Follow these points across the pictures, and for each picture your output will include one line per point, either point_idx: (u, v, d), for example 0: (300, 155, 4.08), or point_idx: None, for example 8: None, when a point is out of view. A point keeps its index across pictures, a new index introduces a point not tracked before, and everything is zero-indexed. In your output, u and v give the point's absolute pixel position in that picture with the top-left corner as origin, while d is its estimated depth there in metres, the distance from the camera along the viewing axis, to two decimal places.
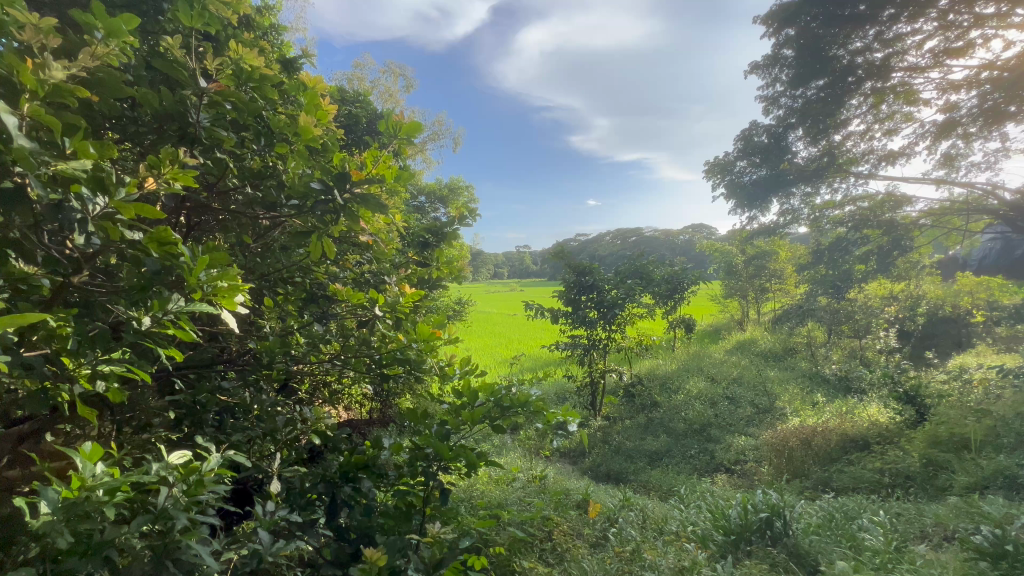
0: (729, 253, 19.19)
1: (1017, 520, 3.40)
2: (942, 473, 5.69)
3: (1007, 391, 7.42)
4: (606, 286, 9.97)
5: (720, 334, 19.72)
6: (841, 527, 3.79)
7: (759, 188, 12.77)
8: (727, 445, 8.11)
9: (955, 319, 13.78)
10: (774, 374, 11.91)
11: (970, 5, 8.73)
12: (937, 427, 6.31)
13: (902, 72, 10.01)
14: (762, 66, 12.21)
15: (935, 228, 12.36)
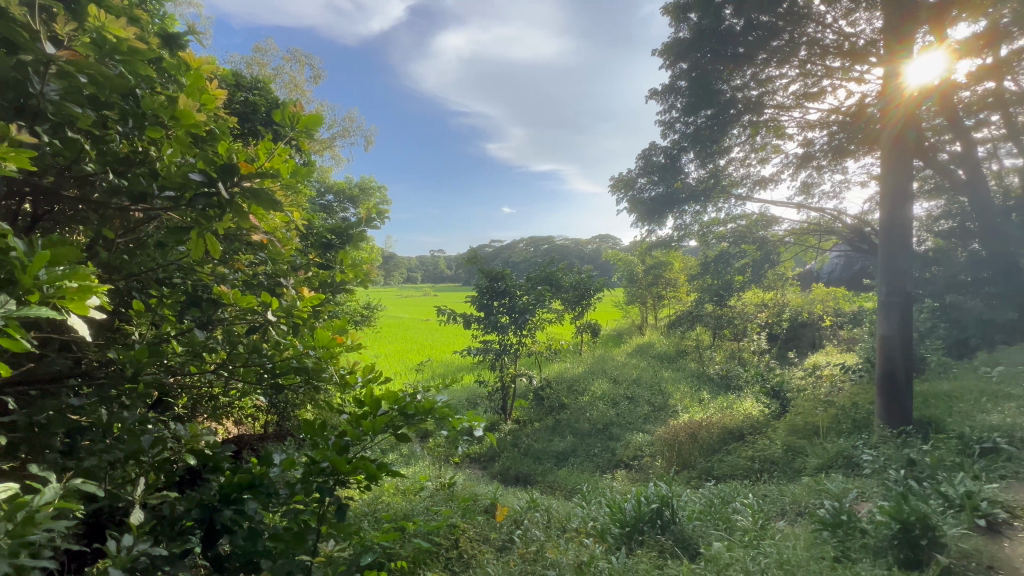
0: (630, 262, 20.62)
1: (851, 494, 4.00)
2: (800, 456, 6.58)
3: (846, 385, 8.84)
4: (517, 292, 10.20)
5: (622, 339, 21.06)
6: (719, 511, 4.21)
7: (657, 204, 13.82)
8: (627, 443, 8.68)
9: (810, 324, 16.10)
10: (668, 375, 12.99)
11: (822, 58, 10.50)
12: (795, 417, 7.31)
13: (773, 109, 11.60)
14: (660, 93, 13.27)
15: (797, 246, 14.30)
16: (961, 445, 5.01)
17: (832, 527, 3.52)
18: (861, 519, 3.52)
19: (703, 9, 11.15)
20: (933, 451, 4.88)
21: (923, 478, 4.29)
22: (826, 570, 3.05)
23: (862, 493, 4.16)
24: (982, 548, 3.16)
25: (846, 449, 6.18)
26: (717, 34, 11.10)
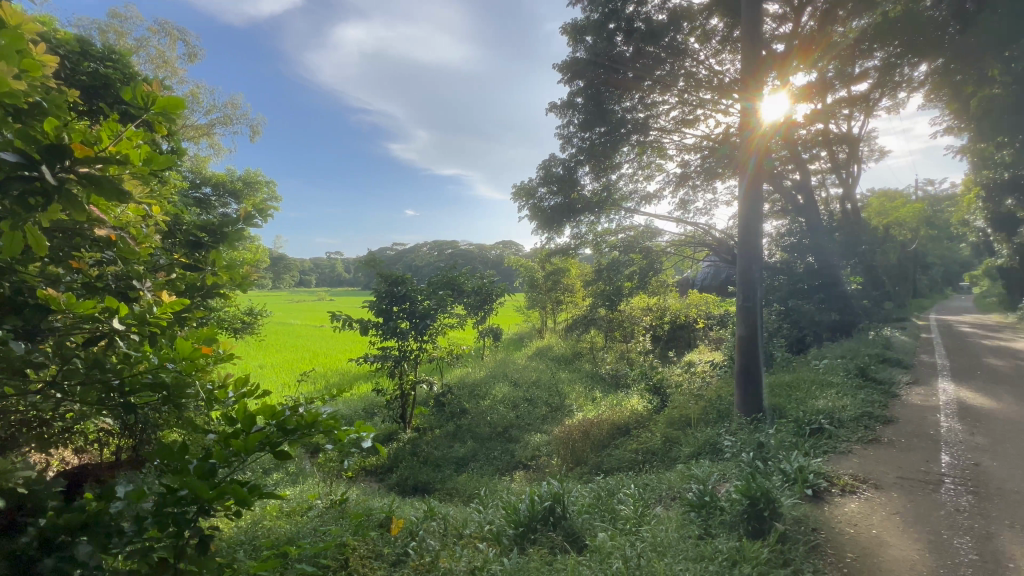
0: (531, 269, 21.33)
1: (713, 478, 4.49)
2: (675, 445, 7.25)
3: (714, 380, 10.03)
4: (418, 296, 9.94)
5: (523, 343, 21.66)
6: (605, 503, 4.50)
7: (555, 213, 14.38)
8: (526, 444, 8.93)
9: (687, 326, 17.99)
10: (565, 376, 13.63)
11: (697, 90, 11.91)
12: (673, 411, 8.11)
13: (657, 131, 13.08)
14: (560, 107, 13.82)
15: (676, 256, 15.91)
16: (798, 427, 5.94)
17: (697, 507, 3.92)
18: (720, 498, 3.95)
19: (598, 34, 11.99)
20: (776, 434, 5.71)
21: (770, 457, 5.00)
22: (693, 547, 3.41)
23: (721, 475, 4.70)
24: (810, 514, 3.75)
25: (712, 437, 6.93)
26: (611, 59, 12.01)
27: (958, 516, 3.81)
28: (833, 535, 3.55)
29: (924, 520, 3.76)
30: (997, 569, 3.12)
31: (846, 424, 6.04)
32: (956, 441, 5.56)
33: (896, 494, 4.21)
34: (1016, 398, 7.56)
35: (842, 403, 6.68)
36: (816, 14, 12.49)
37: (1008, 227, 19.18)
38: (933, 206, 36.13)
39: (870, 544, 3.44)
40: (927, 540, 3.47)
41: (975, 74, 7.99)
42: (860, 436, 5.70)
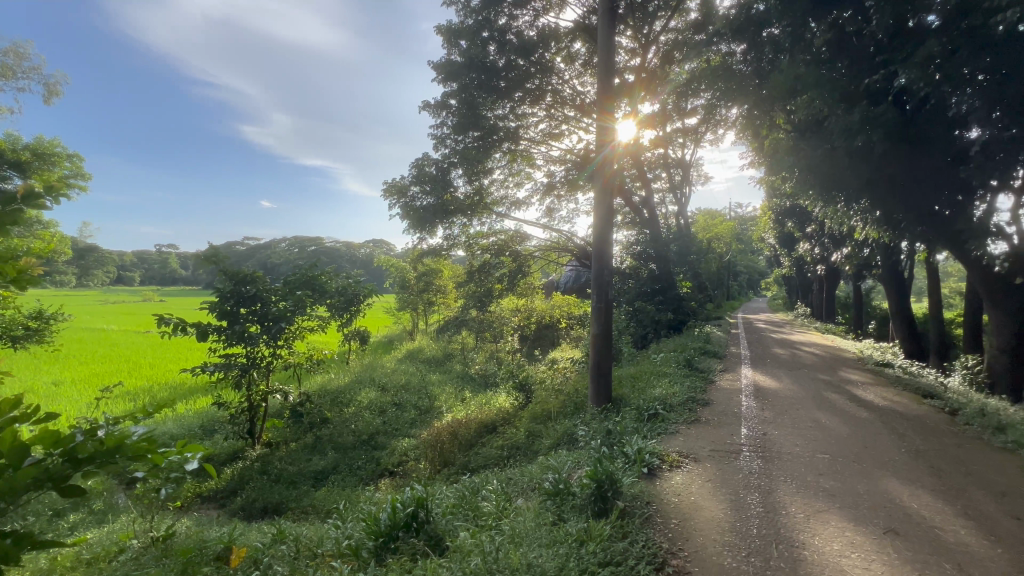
0: (402, 269, 20.74)
1: (567, 466, 4.83)
2: (537, 439, 7.62)
3: (573, 375, 10.89)
4: (271, 297, 8.94)
5: (393, 345, 20.91)
6: (469, 502, 4.55)
7: (427, 213, 14.01)
8: (392, 450, 8.67)
9: (551, 326, 19.16)
10: (435, 377, 13.54)
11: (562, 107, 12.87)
12: (537, 407, 8.56)
13: (526, 141, 14.30)
14: (433, 106, 13.76)
15: (543, 259, 17.41)
16: (639, 413, 6.74)
17: (552, 495, 4.17)
18: (571, 483, 4.26)
19: (471, 39, 12.32)
20: (621, 421, 6.40)
21: (614, 442, 5.58)
22: (547, 533, 3.62)
23: (574, 463, 5.09)
24: (644, 489, 4.29)
25: (569, 429, 7.32)
26: (485, 65, 12.46)
27: (750, 477, 4.69)
28: (661, 505, 4.09)
29: (727, 484, 4.54)
30: (772, 515, 3.92)
31: (675, 408, 7.05)
32: (751, 416, 6.85)
33: (707, 464, 5.03)
34: (791, 379, 9.61)
35: (674, 391, 7.78)
36: (658, 53, 14.38)
37: (788, 245, 24.38)
38: (741, 225, 44.03)
39: (689, 508, 4.05)
40: (728, 499, 4.20)
41: (767, 121, 9.99)
42: (685, 418, 6.68)
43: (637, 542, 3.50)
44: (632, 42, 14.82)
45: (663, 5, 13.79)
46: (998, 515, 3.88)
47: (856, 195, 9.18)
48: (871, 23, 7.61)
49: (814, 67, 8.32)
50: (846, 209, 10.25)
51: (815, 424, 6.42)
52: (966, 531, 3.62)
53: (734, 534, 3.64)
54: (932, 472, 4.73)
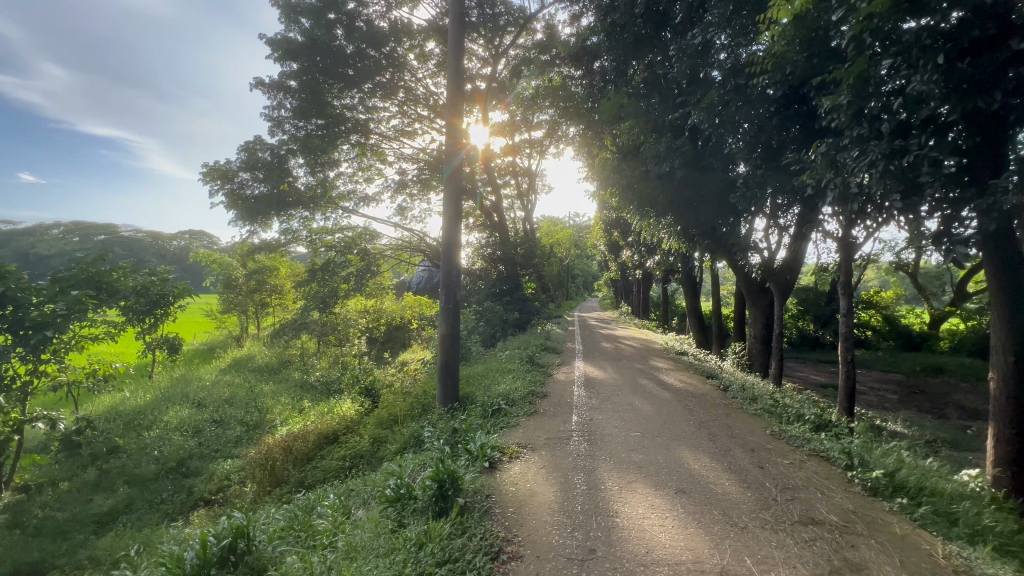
0: (227, 265, 18.05)
1: (409, 470, 4.72)
2: (383, 444, 7.28)
3: (423, 376, 10.78)
4: (32, 299, 6.94)
5: (213, 355, 18.04)
6: (302, 522, 4.16)
7: (260, 204, 12.34)
8: (209, 476, 7.49)
9: (402, 327, 18.68)
10: (268, 389, 12.11)
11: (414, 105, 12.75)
12: (384, 411, 8.21)
13: (377, 136, 13.97)
14: (267, 85, 12.41)
15: (394, 258, 17.19)
16: (484, 410, 7.00)
17: (393, 502, 4.05)
18: (413, 487, 4.21)
19: (316, 19, 11.63)
20: (467, 419, 6.54)
21: (458, 441, 5.68)
22: (385, 542, 3.51)
23: (418, 464, 5.00)
24: (483, 483, 4.46)
25: (417, 431, 7.12)
26: (329, 49, 11.84)
27: (578, 459, 5.22)
28: (499, 496, 4.30)
29: (558, 468, 4.98)
30: (594, 491, 4.42)
31: (517, 402, 7.49)
32: (581, 404, 7.65)
33: (543, 452, 5.45)
34: (614, 369, 10.99)
35: (517, 386, 8.28)
36: (508, 66, 15.11)
37: (615, 252, 27.91)
38: (578, 233, 48.90)
39: (524, 495, 4.34)
40: (558, 482, 4.62)
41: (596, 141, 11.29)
42: (526, 411, 7.14)
43: (475, 536, 3.60)
44: (483, 51, 15.30)
45: (512, 21, 14.60)
46: (750, 466, 5.01)
47: (663, 211, 10.95)
48: (674, 69, 9.18)
49: (633, 100, 9.69)
50: (655, 223, 12.16)
51: (630, 407, 7.46)
52: (729, 482, 4.58)
53: (562, 513, 4.01)
54: (710, 438, 5.89)
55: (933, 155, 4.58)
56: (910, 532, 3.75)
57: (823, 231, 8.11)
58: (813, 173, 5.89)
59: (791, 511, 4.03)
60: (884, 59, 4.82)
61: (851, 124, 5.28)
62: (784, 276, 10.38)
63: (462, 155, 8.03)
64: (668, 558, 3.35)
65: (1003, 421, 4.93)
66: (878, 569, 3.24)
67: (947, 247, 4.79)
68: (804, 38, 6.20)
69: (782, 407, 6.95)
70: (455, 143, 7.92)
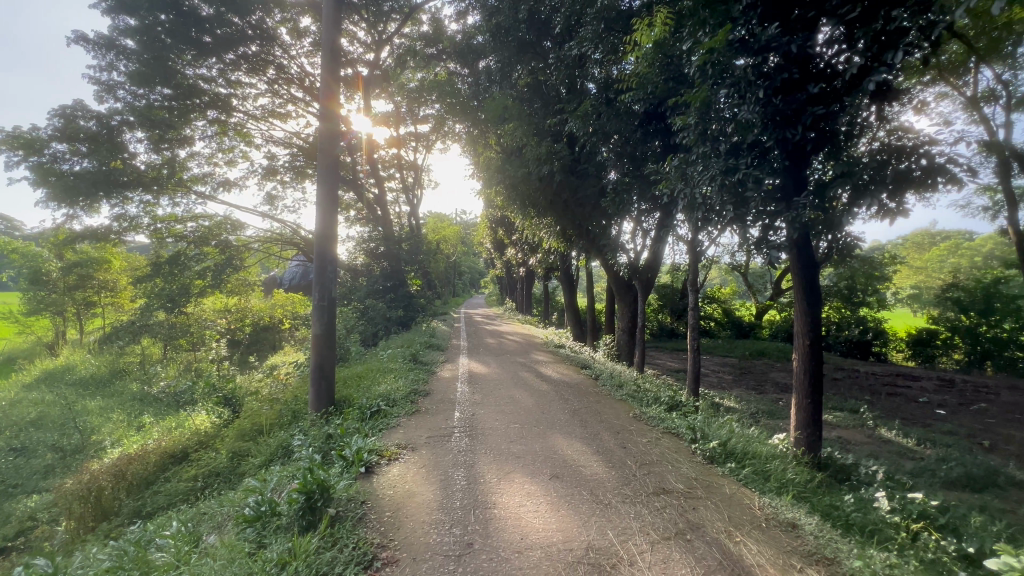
0: (34, 257, 14.80)
1: (271, 484, 4.26)
2: (244, 459, 6.48)
3: (293, 381, 9.90)
4: None
5: (14, 367, 14.59)
6: (135, 557, 3.53)
7: (82, 181, 10.20)
8: (5, 518, 6.04)
9: (271, 328, 16.88)
10: (94, 405, 10.16)
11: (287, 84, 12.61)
12: (246, 421, 7.36)
13: (240, 113, 12.64)
14: (92, 41, 10.37)
15: (262, 252, 15.47)
16: (362, 413, 6.66)
17: (252, 522, 3.66)
18: (277, 501, 3.85)
19: None
20: (342, 423, 6.16)
21: (332, 447, 5.34)
22: (240, 567, 3.13)
23: (283, 475, 4.56)
24: (358, 489, 4.25)
25: (285, 440, 6.44)
26: (179, 9, 10.33)
27: (458, 455, 5.24)
28: (376, 501, 4.14)
29: (439, 466, 4.96)
30: (472, 486, 4.48)
31: (398, 402, 7.27)
32: (463, 400, 7.70)
33: (423, 451, 5.37)
34: (497, 364, 11.26)
35: (398, 386, 8.03)
36: (392, 54, 14.55)
37: (501, 250, 28.60)
38: (465, 230, 49.15)
39: (402, 497, 4.24)
40: (438, 480, 4.59)
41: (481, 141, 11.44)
42: (407, 410, 6.98)
43: (347, 546, 3.42)
44: (366, 36, 14.55)
45: (396, 8, 14.00)
46: (614, 447, 5.52)
47: (543, 212, 11.50)
48: (552, 76, 9.70)
49: (516, 103, 10.01)
50: (537, 222, 12.73)
51: (510, 400, 7.72)
52: (596, 464, 4.99)
53: (440, 511, 4.00)
54: (581, 424, 6.34)
55: (754, 173, 5.49)
56: (736, 490, 4.45)
57: (676, 235, 9.20)
58: (668, 183, 6.65)
59: (647, 483, 4.53)
60: (721, 88, 5.65)
61: (697, 142, 6.09)
62: (646, 274, 11.57)
63: (338, 141, 7.52)
64: (539, 542, 3.53)
65: (800, 392, 6.11)
66: (712, 525, 3.79)
67: (764, 251, 5.79)
68: (661, 63, 6.98)
69: (643, 392, 7.77)
70: (332, 134, 7.41)
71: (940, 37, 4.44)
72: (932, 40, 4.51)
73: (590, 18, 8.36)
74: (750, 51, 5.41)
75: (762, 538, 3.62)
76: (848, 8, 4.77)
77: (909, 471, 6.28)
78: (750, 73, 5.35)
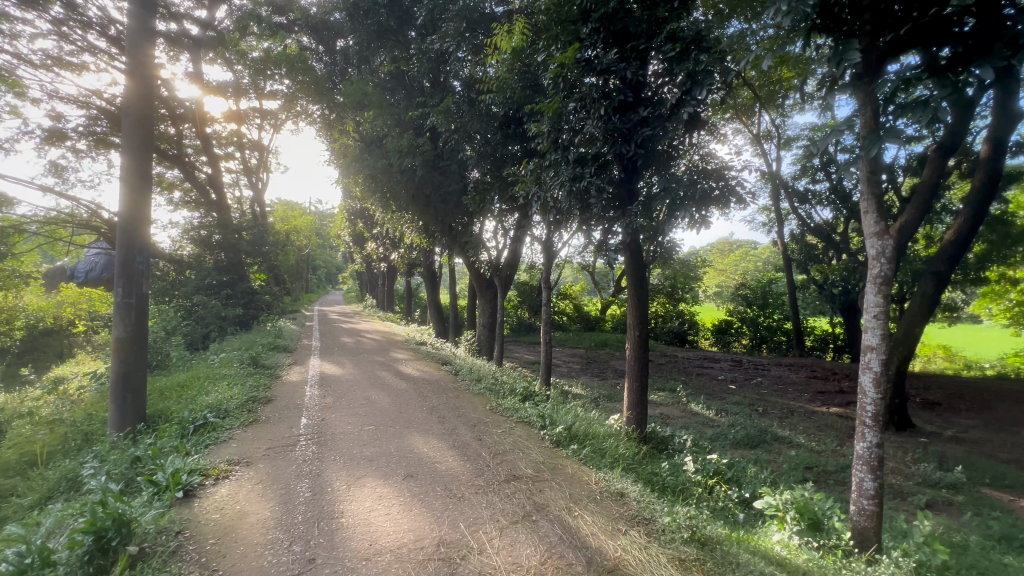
0: None
1: (45, 528, 3.37)
2: (5, 501, 5.02)
3: (85, 396, 8.02)
4: None
5: None
6: None
7: None
8: None
9: (55, 331, 13.51)
10: None
11: (86, 30, 10.46)
12: (9, 452, 5.73)
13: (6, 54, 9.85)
14: None
15: (41, 236, 12.19)
16: (183, 428, 5.69)
17: None
18: (51, 548, 3.05)
19: None
20: (155, 443, 5.19)
21: (138, 473, 4.46)
22: None
23: (65, 514, 3.64)
24: (173, 519, 3.63)
25: (74, 468, 5.19)
26: None
27: (302, 465, 4.82)
28: (197, 529, 3.58)
29: (280, 479, 4.50)
30: (319, 496, 4.16)
31: (231, 413, 6.39)
32: (312, 405, 7.11)
33: (260, 465, 4.82)
34: (353, 364, 10.61)
35: (232, 394, 7.05)
36: (230, 15, 12.76)
37: (361, 245, 27.12)
38: (320, 221, 45.40)
39: (231, 520, 3.74)
40: (277, 495, 4.17)
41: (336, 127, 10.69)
42: (242, 421, 6.16)
43: None
44: None
45: None
46: (470, 440, 5.64)
47: (405, 206, 11.21)
48: (415, 68, 9.54)
49: (375, 91, 9.60)
50: (398, 216, 12.33)
51: (366, 401, 7.35)
52: (451, 458, 5.05)
53: (278, 528, 3.64)
54: (438, 421, 6.34)
55: (597, 182, 6.09)
56: (577, 469, 4.92)
57: (533, 235, 9.76)
58: (525, 185, 7.02)
59: (499, 472, 4.74)
60: (570, 102, 6.21)
61: (550, 149, 6.58)
62: (506, 271, 12.02)
63: (154, 106, 6.29)
64: (388, 546, 3.42)
65: (631, 376, 6.98)
66: (555, 504, 4.12)
67: (605, 252, 6.48)
68: (519, 71, 7.36)
69: (500, 385, 8.08)
70: (143, 98, 6.13)
71: (732, 81, 5.53)
72: (727, 83, 5.56)
73: (452, 14, 8.49)
74: (594, 71, 6.04)
75: (596, 509, 4.05)
76: (670, 45, 5.63)
77: (710, 437, 7.64)
78: (594, 91, 5.98)
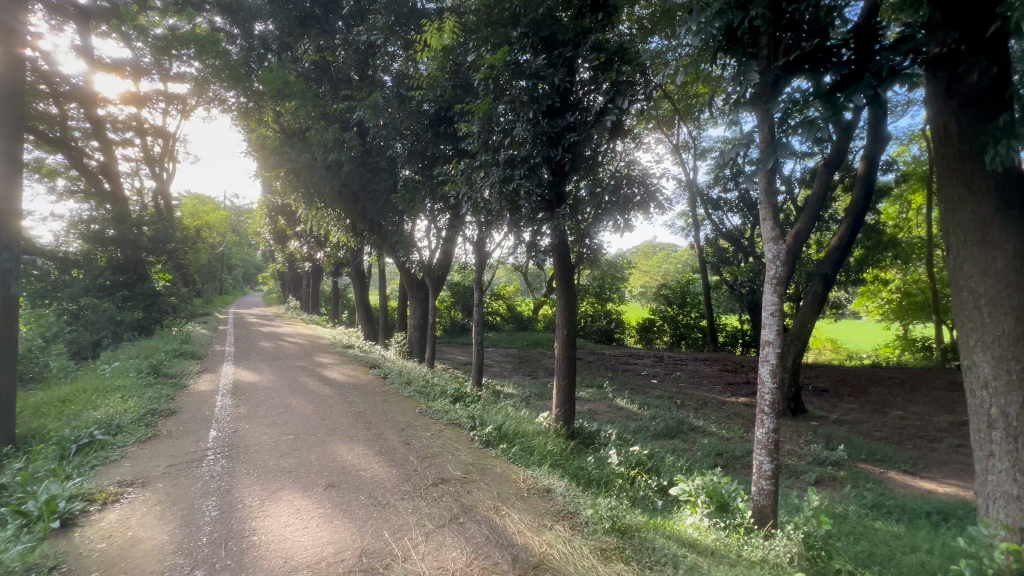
0: None
1: None
2: None
3: None
4: None
5: None
6: None
7: None
8: None
9: None
10: None
11: None
12: None
13: None
14: None
15: None
16: (63, 449, 5.00)
17: None
18: None
19: None
20: (25, 468, 4.51)
21: (3, 504, 3.85)
22: None
23: None
24: (46, 553, 3.17)
25: None
26: None
27: (209, 482, 4.42)
28: (78, 563, 3.16)
29: (182, 499, 4.10)
30: (227, 515, 3.84)
31: (125, 429, 5.71)
32: (223, 416, 6.55)
33: (158, 485, 4.35)
34: (271, 370, 9.93)
35: (126, 408, 6.31)
36: None
37: (283, 243, 25.48)
38: (236, 216, 42.12)
39: (122, 549, 3.34)
40: (179, 516, 3.79)
41: None
42: (138, 437, 5.53)
43: None
44: None
45: None
46: (397, 445, 5.48)
47: (331, 203, 10.70)
48: (341, 59, 9.15)
49: (298, 80, 9.07)
50: (323, 214, 11.74)
51: (285, 409, 6.91)
52: (377, 465, 4.88)
53: (179, 553, 3.31)
54: (364, 427, 6.11)
55: (526, 184, 6.18)
56: (505, 468, 4.95)
57: (464, 236, 9.72)
58: (455, 185, 6.96)
59: (426, 476, 4.65)
60: (500, 104, 6.26)
61: (481, 149, 6.59)
62: (438, 272, 11.86)
63: (25, 78, 5.47)
64: (305, 562, 3.23)
65: (560, 375, 7.15)
66: (483, 504, 4.12)
67: (535, 253, 6.60)
68: (450, 70, 7.30)
69: (430, 387, 7.95)
70: (12, 69, 5.33)
71: (652, 93, 5.87)
72: (647, 94, 5.88)
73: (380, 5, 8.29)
74: (524, 75, 6.14)
75: (523, 506, 4.12)
76: (595, 54, 5.87)
77: (633, 430, 8.04)
78: (524, 95, 6.08)
